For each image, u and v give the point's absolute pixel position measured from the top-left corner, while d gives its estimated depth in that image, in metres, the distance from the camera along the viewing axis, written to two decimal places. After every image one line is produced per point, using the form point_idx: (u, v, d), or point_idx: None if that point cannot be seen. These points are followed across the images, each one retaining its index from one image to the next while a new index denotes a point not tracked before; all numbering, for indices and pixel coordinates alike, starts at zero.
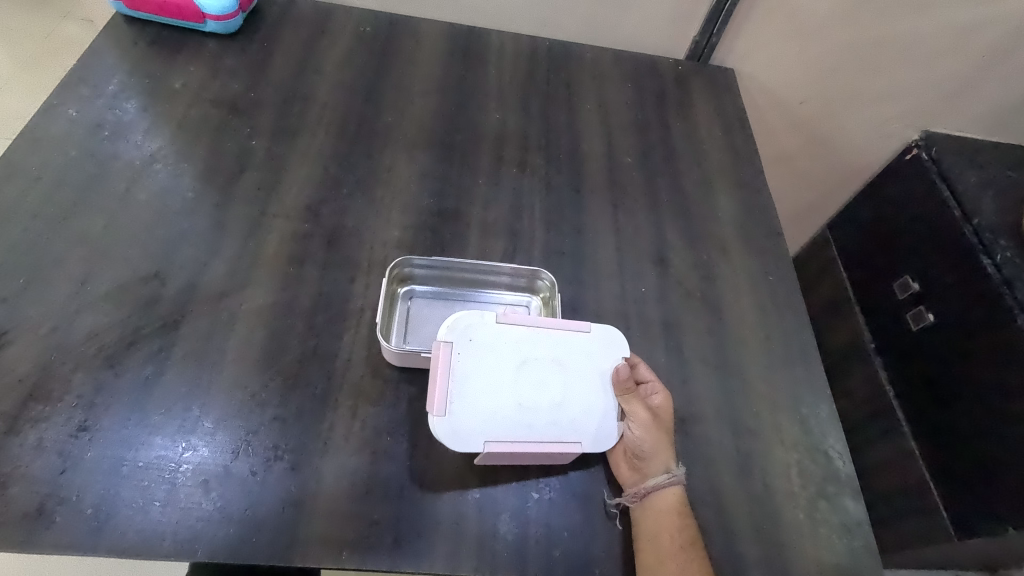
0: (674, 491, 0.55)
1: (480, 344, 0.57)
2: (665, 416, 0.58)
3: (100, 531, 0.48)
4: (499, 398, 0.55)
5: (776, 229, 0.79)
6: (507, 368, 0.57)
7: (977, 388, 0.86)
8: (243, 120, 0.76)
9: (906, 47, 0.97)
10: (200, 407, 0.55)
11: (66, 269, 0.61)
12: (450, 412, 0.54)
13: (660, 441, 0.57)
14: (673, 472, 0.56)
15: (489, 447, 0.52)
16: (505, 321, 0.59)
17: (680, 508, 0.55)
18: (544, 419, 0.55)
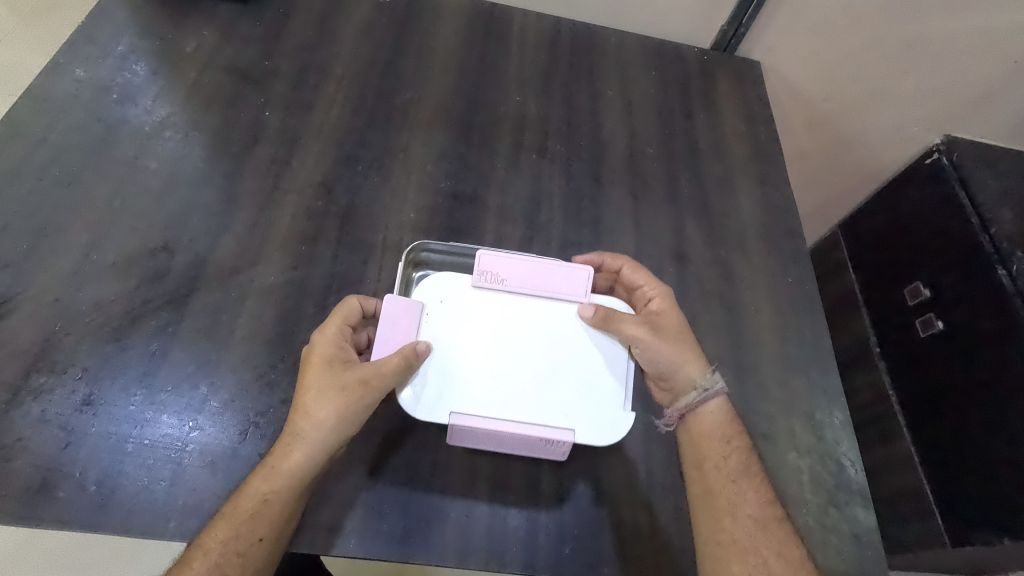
0: (715, 405, 0.57)
1: (453, 309, 0.56)
2: (672, 331, 0.58)
3: (105, 509, 0.47)
4: (472, 368, 0.54)
5: (798, 228, 0.78)
6: (483, 337, 0.56)
7: (982, 396, 0.86)
8: (257, 90, 0.73)
9: (932, 50, 0.94)
10: (208, 386, 0.54)
11: (72, 236, 0.59)
12: (417, 374, 0.53)
13: (672, 353, 0.56)
14: (705, 384, 0.57)
15: (455, 419, 0.52)
16: (480, 286, 0.57)
17: (728, 426, 0.57)
18: (524, 393, 0.54)
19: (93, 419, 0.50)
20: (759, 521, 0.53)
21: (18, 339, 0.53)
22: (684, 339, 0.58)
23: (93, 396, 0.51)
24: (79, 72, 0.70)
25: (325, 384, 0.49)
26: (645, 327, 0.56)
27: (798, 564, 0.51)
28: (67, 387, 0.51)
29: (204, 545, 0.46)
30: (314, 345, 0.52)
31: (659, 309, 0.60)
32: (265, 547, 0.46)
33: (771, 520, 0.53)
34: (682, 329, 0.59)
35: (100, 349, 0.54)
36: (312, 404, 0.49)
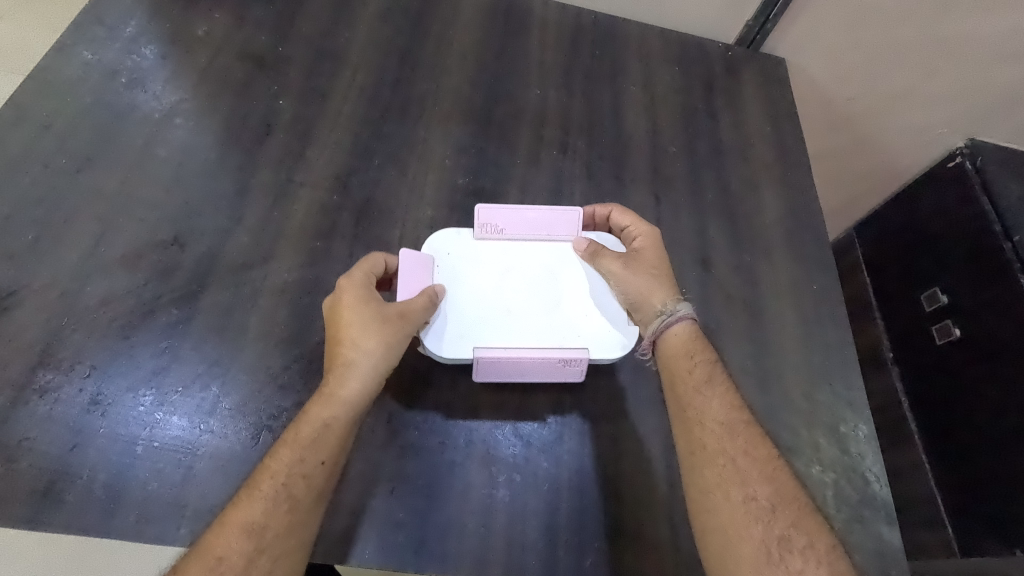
0: (686, 325, 0.56)
1: (458, 259, 0.59)
2: (646, 261, 0.58)
3: (113, 514, 0.45)
4: (488, 308, 0.57)
5: (824, 233, 0.76)
6: (493, 280, 0.58)
7: (997, 407, 0.84)
8: (271, 77, 0.71)
9: (962, 55, 0.90)
10: (220, 386, 0.52)
11: (79, 227, 0.57)
12: (438, 313, 0.56)
13: (639, 283, 0.56)
14: (668, 308, 0.55)
15: (476, 352, 0.54)
16: (483, 237, 0.60)
17: (696, 341, 0.56)
18: (538, 327, 0.56)
19: (101, 419, 0.49)
20: (726, 424, 0.52)
21: (24, 333, 0.51)
22: (661, 268, 0.58)
23: (100, 395, 0.50)
24: (87, 55, 0.68)
25: (364, 318, 0.50)
26: (617, 259, 0.57)
27: (765, 461, 0.51)
28: (74, 386, 0.50)
29: (269, 469, 0.46)
30: (343, 282, 0.52)
31: (640, 241, 0.59)
32: (326, 470, 0.47)
33: (739, 422, 0.52)
34: (661, 259, 0.58)
35: (108, 346, 0.52)
36: (359, 333, 0.50)
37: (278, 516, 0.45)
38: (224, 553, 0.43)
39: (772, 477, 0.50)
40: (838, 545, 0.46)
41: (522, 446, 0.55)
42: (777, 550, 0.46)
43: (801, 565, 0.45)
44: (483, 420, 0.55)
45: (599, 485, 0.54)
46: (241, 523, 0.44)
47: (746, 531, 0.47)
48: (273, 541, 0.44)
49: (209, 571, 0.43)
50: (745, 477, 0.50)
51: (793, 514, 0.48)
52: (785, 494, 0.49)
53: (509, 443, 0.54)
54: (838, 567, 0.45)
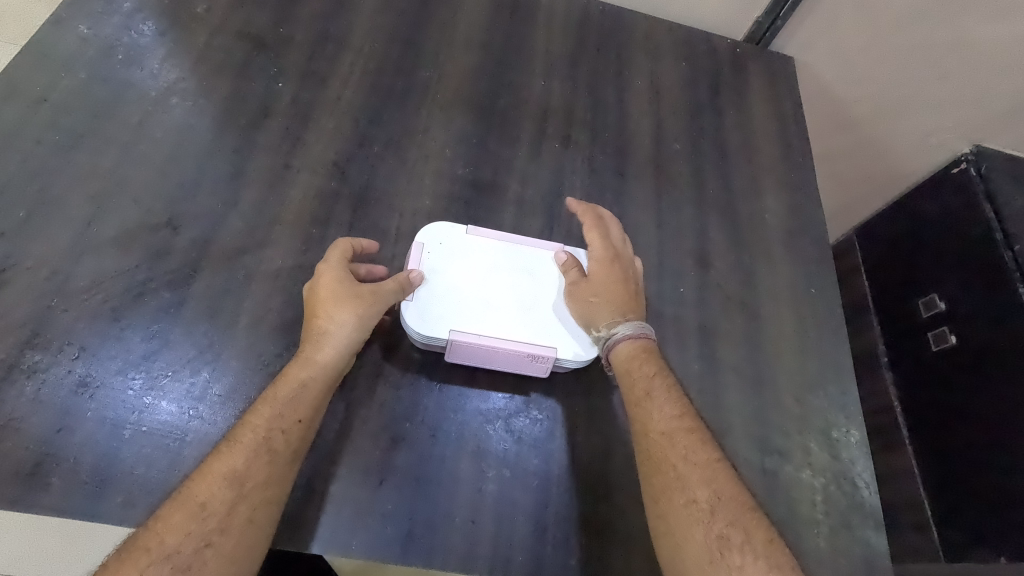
0: (629, 343, 0.56)
1: (450, 249, 0.59)
2: (602, 283, 0.58)
3: (99, 497, 0.45)
4: (468, 297, 0.57)
5: (824, 236, 0.75)
6: (476, 273, 0.59)
7: (997, 424, 0.83)
8: (271, 59, 0.70)
9: (974, 57, 0.87)
10: (210, 372, 0.51)
11: (71, 205, 0.56)
12: (420, 298, 0.56)
13: (598, 298, 0.57)
14: (607, 332, 0.56)
15: (453, 336, 0.55)
16: (475, 234, 0.61)
17: (641, 358, 0.55)
18: (513, 319, 0.57)
19: (89, 402, 0.48)
20: (666, 434, 0.52)
21: (13, 312, 0.50)
22: (618, 290, 0.58)
23: (89, 377, 0.49)
24: (84, 29, 0.66)
25: (339, 293, 0.52)
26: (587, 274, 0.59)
27: (704, 465, 0.51)
28: (63, 367, 0.49)
29: (250, 423, 0.47)
30: (317, 269, 0.54)
31: (606, 258, 0.59)
32: (302, 428, 0.48)
33: (678, 428, 0.52)
34: (621, 282, 0.58)
35: (99, 329, 0.51)
36: (331, 306, 0.52)
37: (259, 466, 0.46)
38: (207, 499, 0.44)
39: (711, 478, 0.50)
40: (775, 537, 0.48)
41: (514, 441, 0.54)
42: (718, 550, 0.47)
43: (740, 562, 0.46)
44: (476, 415, 0.55)
45: (589, 482, 0.54)
46: (223, 472, 0.45)
47: (690, 533, 0.48)
48: (253, 490, 0.45)
49: (192, 516, 0.44)
50: (685, 481, 0.50)
51: (731, 513, 0.48)
52: (724, 493, 0.49)
53: (500, 438, 0.54)
54: (776, 560, 0.46)
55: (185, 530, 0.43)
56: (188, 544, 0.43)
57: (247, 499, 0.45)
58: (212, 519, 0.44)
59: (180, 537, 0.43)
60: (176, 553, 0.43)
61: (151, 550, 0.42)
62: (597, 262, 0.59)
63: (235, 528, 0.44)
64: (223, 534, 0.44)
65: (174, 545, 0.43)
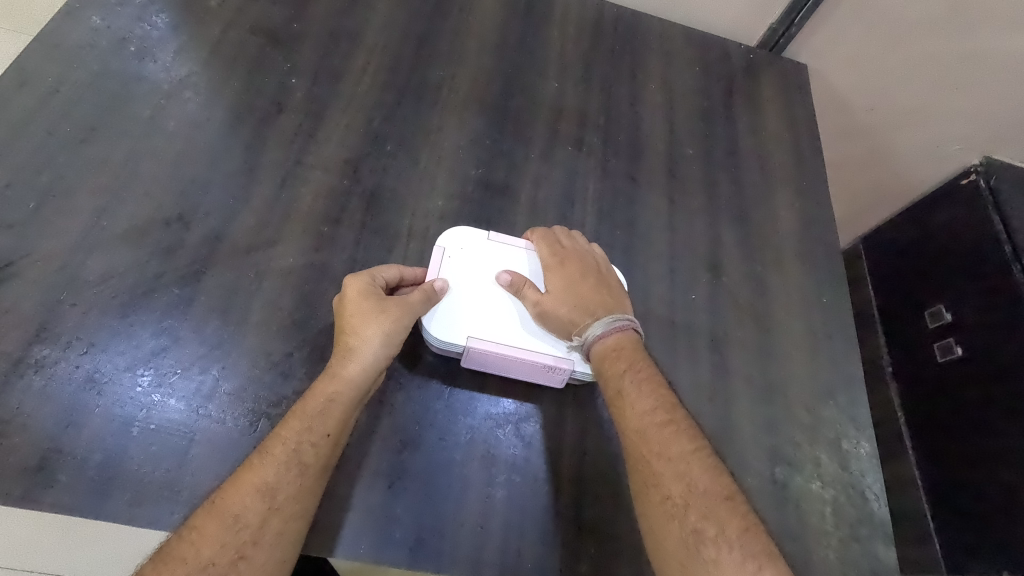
0: (601, 343, 0.55)
1: (471, 254, 0.59)
2: (566, 290, 0.58)
3: (107, 495, 0.44)
4: (485, 306, 0.57)
5: (836, 246, 0.74)
6: (496, 282, 0.59)
7: (1009, 438, 0.82)
8: (284, 54, 0.69)
9: (989, 69, 0.88)
10: (220, 369, 0.51)
11: (81, 199, 0.56)
12: (444, 306, 0.56)
13: (586, 293, 0.58)
14: (581, 338, 0.55)
15: (469, 342, 0.54)
16: (495, 241, 0.61)
17: (613, 356, 0.55)
18: (527, 328, 0.57)
19: (98, 397, 0.48)
20: (639, 431, 0.52)
21: (21, 306, 0.50)
22: (585, 292, 0.58)
23: (98, 372, 0.49)
24: (96, 20, 0.66)
25: (364, 309, 0.52)
26: (581, 272, 0.59)
27: (678, 458, 0.50)
28: (72, 362, 0.49)
29: (280, 436, 0.47)
30: (344, 284, 0.54)
31: (572, 253, 0.60)
32: (331, 442, 0.48)
33: (652, 424, 0.52)
34: (585, 280, 0.58)
35: (108, 323, 0.51)
36: (360, 322, 0.51)
37: (290, 479, 0.46)
38: (240, 511, 0.45)
39: (685, 472, 0.50)
40: (751, 524, 0.48)
41: (523, 446, 0.54)
42: (693, 543, 0.47)
43: (716, 554, 0.46)
44: (486, 418, 0.54)
45: (597, 489, 0.53)
46: (254, 483, 0.46)
47: (667, 529, 0.48)
48: (285, 503, 0.46)
49: (226, 527, 0.44)
50: (660, 477, 0.50)
51: (705, 505, 0.48)
52: (698, 486, 0.49)
53: (510, 443, 0.54)
54: (751, 547, 0.46)
55: (220, 541, 0.44)
56: (223, 555, 0.44)
57: (280, 512, 0.45)
58: (245, 531, 0.45)
59: (215, 547, 0.44)
60: (212, 565, 0.44)
61: (186, 561, 0.43)
62: (555, 268, 0.59)
63: (266, 541, 0.45)
64: (256, 545, 0.45)
65: (210, 556, 0.44)
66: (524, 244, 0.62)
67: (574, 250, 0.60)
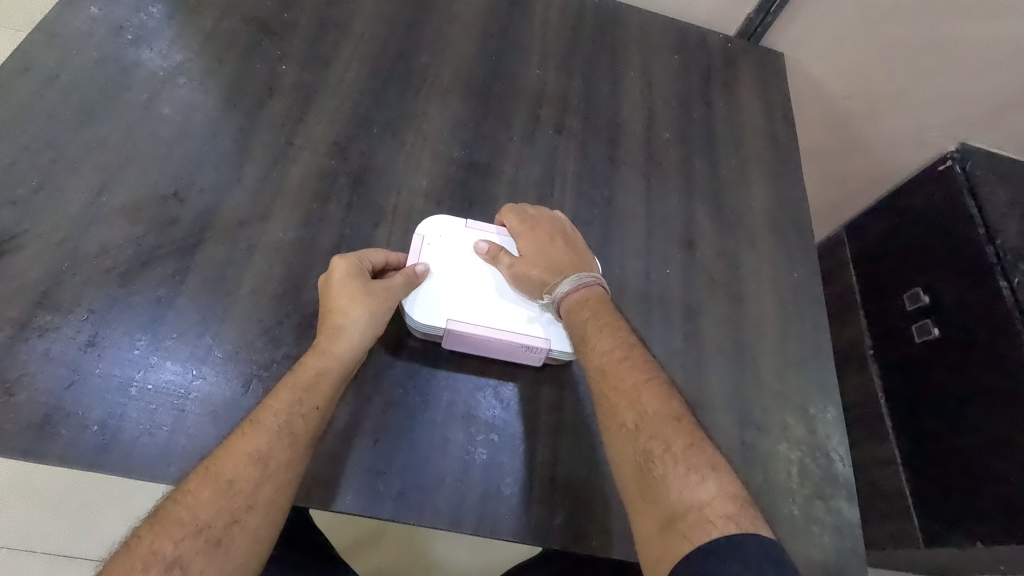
0: (567, 298, 0.59)
1: (450, 241, 0.62)
2: (538, 253, 0.61)
3: (106, 449, 0.47)
4: (464, 289, 0.60)
5: (808, 225, 0.77)
6: (473, 267, 0.61)
7: (983, 412, 0.84)
8: (274, 43, 0.72)
9: (961, 56, 0.91)
10: (213, 335, 0.54)
11: (82, 176, 0.59)
12: (427, 292, 0.59)
13: (558, 256, 0.61)
14: (551, 295, 0.59)
15: (448, 324, 0.57)
16: (472, 228, 0.63)
17: (577, 306, 0.59)
18: (505, 309, 0.60)
19: (97, 360, 0.51)
20: (598, 369, 0.56)
21: (26, 275, 0.53)
22: (556, 254, 0.61)
23: (98, 337, 0.52)
24: (93, 10, 0.69)
25: (350, 290, 0.54)
26: (549, 237, 0.62)
27: (630, 388, 0.54)
28: (73, 327, 0.52)
29: (271, 407, 0.50)
30: (331, 264, 0.57)
31: (541, 219, 0.63)
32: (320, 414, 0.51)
33: (610, 362, 0.56)
34: (554, 243, 0.62)
35: (107, 292, 0.54)
36: (347, 303, 0.54)
37: (281, 447, 0.49)
38: (234, 477, 0.48)
39: (636, 400, 0.53)
40: (696, 441, 0.51)
41: (502, 409, 0.57)
42: (643, 462, 0.50)
43: (663, 471, 0.50)
44: (468, 384, 0.57)
45: (571, 449, 0.56)
46: (247, 451, 0.48)
47: (621, 451, 0.52)
48: (276, 469, 0.48)
49: (221, 492, 0.47)
50: (615, 408, 0.53)
51: (654, 428, 0.52)
52: (648, 411, 0.53)
53: (489, 406, 0.57)
54: (693, 461, 0.49)
55: (216, 505, 0.47)
56: (219, 519, 0.47)
57: (272, 478, 0.48)
58: (239, 496, 0.47)
59: (211, 511, 0.47)
60: (208, 527, 0.46)
61: (184, 524, 0.46)
62: (525, 234, 0.62)
63: (260, 505, 0.48)
64: (250, 509, 0.47)
65: (206, 520, 0.47)
66: (498, 227, 0.64)
67: (543, 217, 0.64)
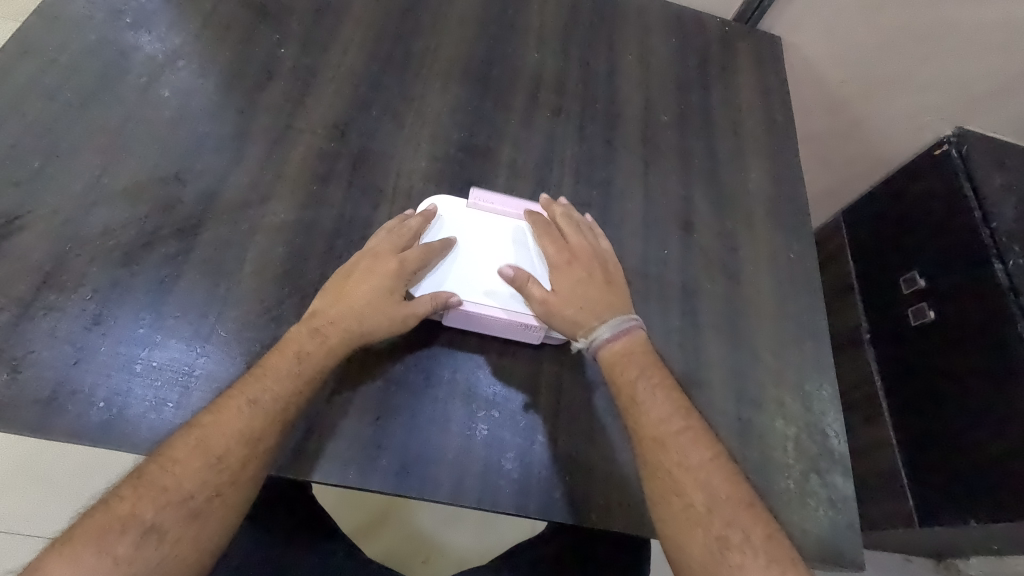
0: (610, 346, 0.57)
1: (452, 222, 0.62)
2: (573, 290, 0.58)
3: (113, 425, 0.48)
4: (467, 267, 0.60)
5: (804, 206, 0.78)
6: (478, 245, 0.61)
7: (978, 393, 0.85)
8: (273, 26, 0.72)
9: (959, 39, 0.91)
10: (216, 314, 0.54)
11: (82, 158, 0.59)
12: (434, 275, 0.59)
13: (595, 294, 0.59)
14: (588, 340, 0.57)
15: (449, 303, 0.57)
16: (475, 207, 0.63)
17: (624, 361, 0.56)
18: (510, 288, 0.60)
19: (102, 338, 0.51)
20: (657, 438, 0.53)
21: (29, 255, 0.53)
22: (591, 291, 0.59)
23: (102, 316, 0.52)
24: None
25: (381, 303, 0.55)
26: (585, 270, 0.60)
27: (698, 468, 0.53)
28: (77, 306, 0.52)
29: (272, 391, 0.51)
30: (361, 263, 0.57)
31: (577, 248, 0.61)
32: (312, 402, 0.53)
33: (669, 432, 0.54)
34: (590, 282, 0.59)
35: (110, 273, 0.54)
36: (374, 313, 0.55)
37: (273, 430, 0.50)
38: (223, 453, 0.48)
39: (706, 481, 0.52)
40: (773, 532, 0.50)
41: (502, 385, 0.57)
42: (718, 549, 0.49)
43: (740, 560, 0.49)
44: (468, 361, 0.58)
45: (571, 425, 0.57)
46: (240, 430, 0.49)
47: (691, 534, 0.50)
48: (265, 450, 0.50)
49: (208, 466, 0.48)
50: (681, 485, 0.52)
51: (729, 513, 0.51)
52: (719, 494, 0.52)
53: (488, 383, 0.57)
54: (774, 554, 0.49)
55: (201, 477, 0.48)
56: (203, 491, 0.48)
57: (259, 457, 0.49)
58: (225, 472, 0.48)
59: (196, 483, 0.48)
60: (190, 498, 0.47)
61: (167, 492, 0.47)
62: (562, 266, 0.60)
63: (243, 482, 0.49)
64: (232, 485, 0.49)
65: (190, 490, 0.47)
66: (530, 241, 0.63)
67: (580, 245, 0.61)
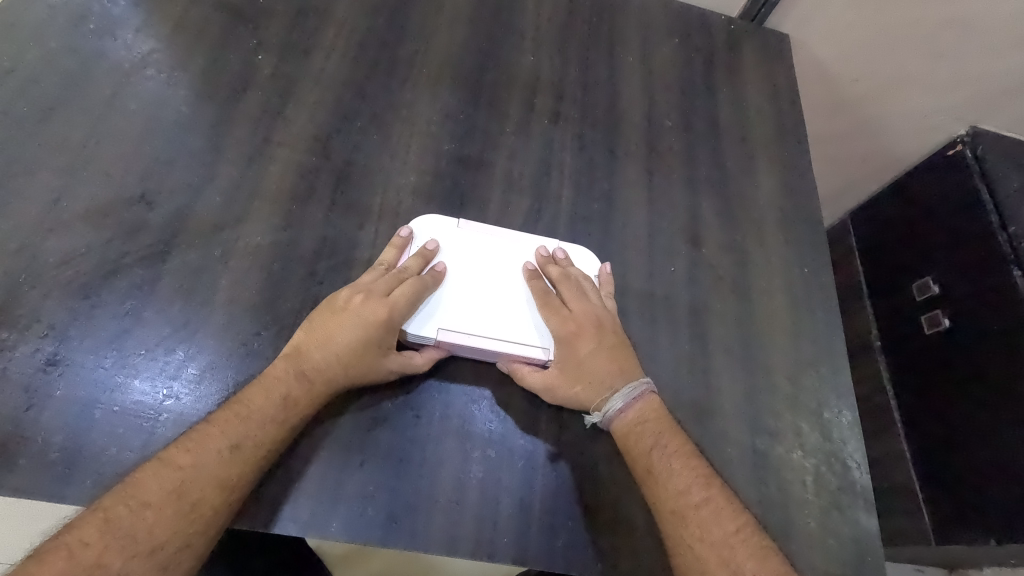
0: (622, 416, 0.52)
1: (448, 246, 0.58)
2: (577, 367, 0.54)
3: (68, 479, 0.44)
4: (463, 297, 0.56)
5: (817, 216, 0.73)
6: (472, 269, 0.57)
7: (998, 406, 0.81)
8: (250, 31, 0.68)
9: (976, 36, 0.86)
10: (186, 350, 0.50)
11: (40, 179, 0.54)
12: (427, 307, 0.54)
13: (601, 362, 0.54)
14: (601, 413, 0.52)
15: (441, 336, 0.53)
16: (471, 229, 0.59)
17: (637, 432, 0.52)
18: (502, 317, 0.56)
19: (59, 380, 0.47)
20: (678, 511, 0.49)
21: None
22: (596, 365, 0.54)
23: (59, 355, 0.48)
24: None
25: (370, 345, 0.50)
26: (591, 342, 0.55)
27: (721, 541, 0.48)
28: (31, 344, 0.48)
29: (255, 436, 0.46)
30: (346, 297, 0.52)
31: (580, 315, 0.55)
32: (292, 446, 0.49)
33: (689, 505, 0.49)
34: (602, 348, 0.54)
35: (69, 305, 0.49)
36: (361, 353, 0.50)
37: (252, 478, 0.46)
38: (198, 501, 0.44)
39: (730, 557, 0.48)
40: None
41: (500, 422, 0.53)
42: None
43: None
44: (461, 396, 0.54)
45: (573, 464, 0.52)
46: (217, 478, 0.45)
47: None
48: (241, 500, 0.45)
49: (181, 514, 0.43)
50: (704, 563, 0.47)
51: None
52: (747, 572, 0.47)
53: (486, 420, 0.53)
54: None
55: (173, 526, 0.43)
56: (173, 542, 0.43)
57: (234, 507, 0.45)
58: (199, 520, 0.44)
59: (167, 533, 0.43)
60: (160, 549, 0.43)
61: (137, 541, 0.42)
62: (566, 339, 0.55)
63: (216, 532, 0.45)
64: (204, 536, 0.44)
65: (160, 541, 0.43)
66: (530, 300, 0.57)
67: (585, 312, 0.56)
